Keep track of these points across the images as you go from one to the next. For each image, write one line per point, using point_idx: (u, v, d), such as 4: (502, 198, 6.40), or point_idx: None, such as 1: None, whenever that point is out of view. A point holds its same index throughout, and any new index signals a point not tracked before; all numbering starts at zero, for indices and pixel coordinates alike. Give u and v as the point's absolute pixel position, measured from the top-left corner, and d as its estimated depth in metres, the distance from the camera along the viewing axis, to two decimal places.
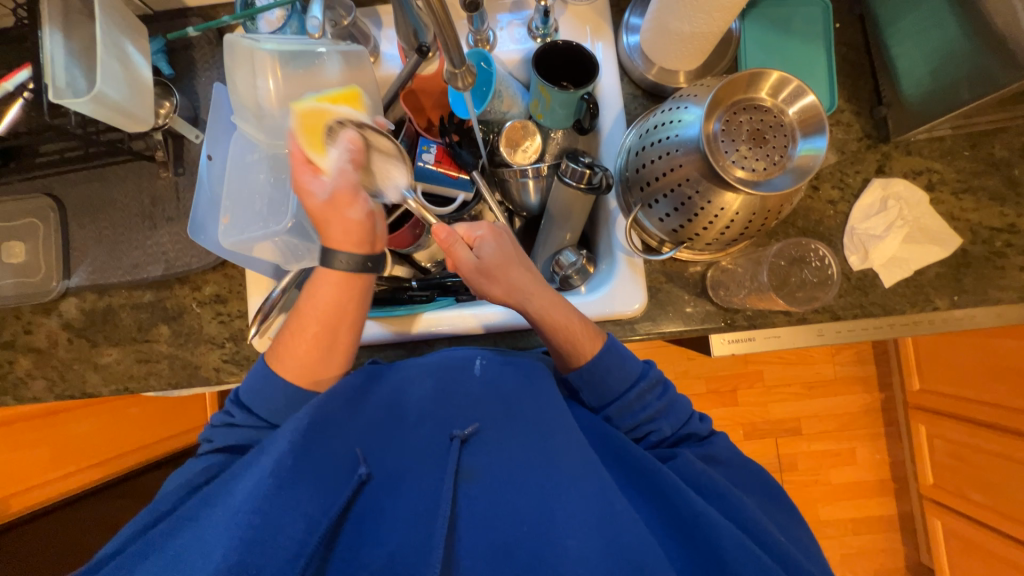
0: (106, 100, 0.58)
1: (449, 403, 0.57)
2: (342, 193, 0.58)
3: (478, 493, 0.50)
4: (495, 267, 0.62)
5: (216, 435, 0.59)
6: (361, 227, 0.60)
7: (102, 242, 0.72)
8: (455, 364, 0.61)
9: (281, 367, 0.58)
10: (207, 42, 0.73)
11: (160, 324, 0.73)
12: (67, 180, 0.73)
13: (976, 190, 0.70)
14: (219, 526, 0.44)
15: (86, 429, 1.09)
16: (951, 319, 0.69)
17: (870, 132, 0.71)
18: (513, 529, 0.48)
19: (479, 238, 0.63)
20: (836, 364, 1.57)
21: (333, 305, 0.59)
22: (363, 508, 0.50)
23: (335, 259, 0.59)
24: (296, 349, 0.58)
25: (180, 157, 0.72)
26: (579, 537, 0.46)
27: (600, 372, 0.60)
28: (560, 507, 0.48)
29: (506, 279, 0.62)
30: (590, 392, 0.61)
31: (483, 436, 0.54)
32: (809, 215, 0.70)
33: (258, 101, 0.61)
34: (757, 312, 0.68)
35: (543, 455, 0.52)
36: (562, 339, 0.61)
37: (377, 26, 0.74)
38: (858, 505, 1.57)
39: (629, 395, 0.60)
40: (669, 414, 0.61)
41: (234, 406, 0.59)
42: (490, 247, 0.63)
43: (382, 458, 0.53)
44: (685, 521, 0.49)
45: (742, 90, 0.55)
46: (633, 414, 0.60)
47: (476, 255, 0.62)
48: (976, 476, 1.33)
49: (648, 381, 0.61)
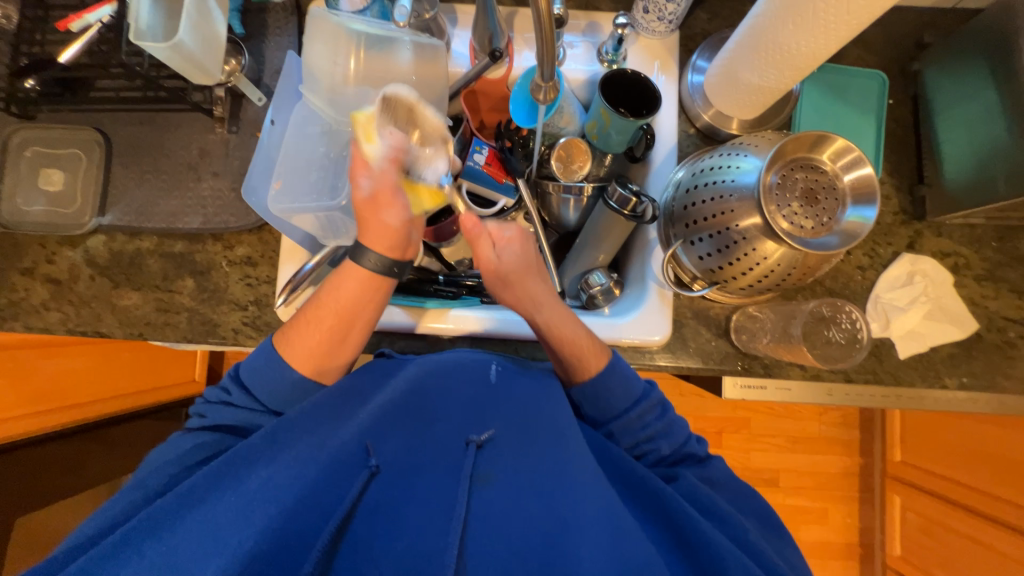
0: (182, 49, 0.59)
1: (461, 407, 0.57)
2: (383, 194, 0.59)
3: (491, 495, 0.50)
4: (512, 273, 0.63)
5: (208, 411, 0.58)
6: (396, 232, 0.60)
7: (143, 185, 0.72)
8: (468, 368, 0.61)
9: (291, 354, 0.58)
10: (283, 9, 0.73)
11: (185, 277, 0.72)
12: (119, 118, 0.73)
13: (997, 280, 0.72)
14: (236, 511, 0.44)
15: (71, 369, 1.06)
16: (956, 398, 0.71)
17: (907, 208, 0.73)
18: (526, 537, 0.47)
19: (507, 239, 0.65)
20: (821, 423, 1.59)
21: (354, 300, 0.59)
22: (371, 503, 0.49)
23: (364, 256, 0.59)
24: (310, 338, 0.58)
25: (237, 115, 0.73)
26: (593, 550, 0.45)
27: (601, 387, 0.61)
28: (574, 523, 0.48)
29: (518, 284, 0.63)
30: (590, 407, 0.62)
31: (496, 443, 0.54)
32: (837, 276, 0.72)
33: (333, 77, 0.64)
34: (774, 361, 0.70)
35: (557, 469, 0.52)
36: (571, 350, 0.61)
37: (452, 23, 0.75)
38: (822, 564, 1.59)
39: (631, 413, 0.61)
40: (668, 434, 0.61)
41: (232, 384, 0.59)
42: (512, 251, 0.64)
43: (393, 450, 0.53)
44: (689, 537, 0.49)
45: (804, 150, 0.57)
46: (633, 433, 0.61)
47: (497, 255, 0.64)
48: (943, 555, 1.35)
49: (648, 402, 0.62)
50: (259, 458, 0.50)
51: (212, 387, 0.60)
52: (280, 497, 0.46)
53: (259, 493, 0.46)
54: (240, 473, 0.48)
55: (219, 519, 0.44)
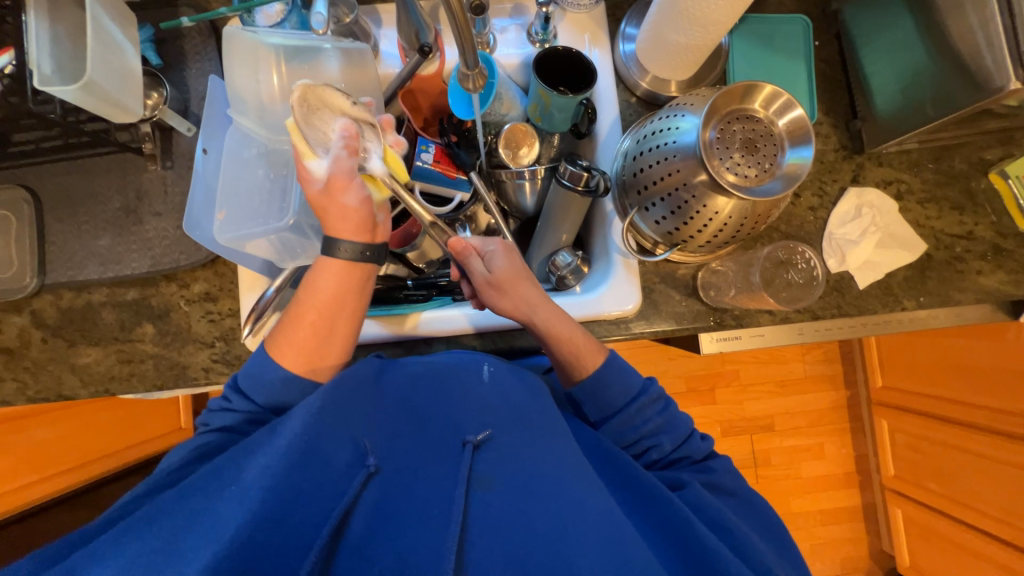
0: (95, 88, 0.56)
1: (460, 407, 0.58)
2: (337, 179, 0.55)
3: (491, 499, 0.50)
4: (506, 279, 0.62)
5: (212, 420, 0.57)
6: (359, 213, 0.57)
7: (82, 236, 0.69)
8: (461, 367, 0.62)
9: (278, 354, 0.56)
10: (199, 33, 0.71)
11: (144, 323, 0.70)
12: (43, 171, 0.69)
13: (939, 200, 0.76)
14: (230, 509, 0.43)
15: (48, 438, 1.02)
16: (916, 318, 0.75)
17: (846, 144, 0.76)
18: (529, 539, 0.48)
19: (490, 252, 0.64)
20: (806, 363, 1.65)
21: (334, 295, 0.57)
22: (370, 501, 0.49)
23: (338, 247, 0.57)
24: (294, 336, 0.56)
25: (169, 150, 0.70)
26: (593, 559, 0.46)
27: (600, 384, 0.62)
28: (576, 524, 0.48)
29: (509, 291, 0.63)
30: (591, 405, 0.63)
31: (496, 442, 0.55)
32: (791, 220, 0.75)
33: (260, 96, 0.62)
34: (744, 311, 0.72)
35: (555, 460, 0.53)
36: (565, 351, 0.62)
37: (377, 25, 0.74)
38: (825, 497, 1.66)
39: (629, 409, 0.62)
40: (668, 430, 0.63)
41: (231, 392, 0.57)
42: (499, 260, 0.64)
43: (394, 452, 0.52)
44: (691, 547, 0.49)
45: (737, 100, 0.58)
46: (636, 429, 0.62)
47: (487, 268, 0.63)
48: (933, 468, 1.42)
49: (648, 397, 0.63)
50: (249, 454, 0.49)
51: (214, 396, 0.59)
52: (276, 503, 0.44)
53: (252, 489, 0.44)
54: (234, 469, 0.48)
55: (214, 510, 0.44)
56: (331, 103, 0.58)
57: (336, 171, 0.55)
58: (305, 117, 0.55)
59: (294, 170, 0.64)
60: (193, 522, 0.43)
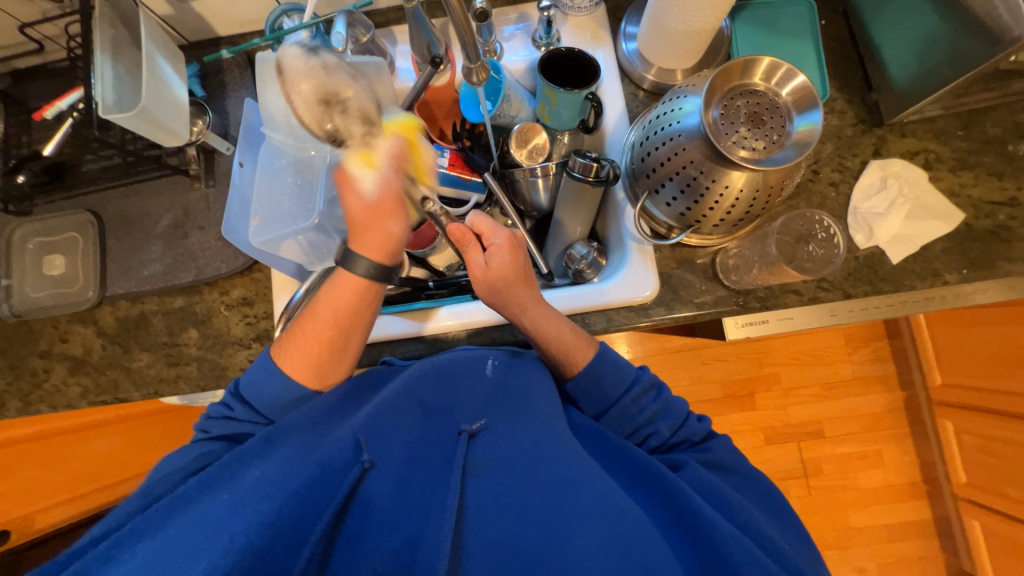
0: (148, 114, 0.63)
1: (456, 399, 0.58)
2: (385, 203, 0.59)
3: (483, 484, 0.52)
4: (499, 278, 0.60)
5: (212, 425, 0.60)
6: (393, 240, 0.60)
7: (137, 252, 0.76)
8: (466, 360, 0.61)
9: (287, 362, 0.59)
10: (237, 65, 0.79)
11: (189, 328, 0.76)
12: (106, 197, 0.78)
13: (973, 167, 0.72)
14: (222, 513, 0.45)
15: (108, 450, 1.08)
16: (962, 293, 0.70)
17: (864, 118, 0.74)
18: (520, 523, 0.49)
19: (496, 245, 0.61)
20: (853, 363, 1.55)
21: (346, 308, 0.60)
22: (368, 493, 0.50)
23: (357, 264, 0.59)
24: (305, 347, 0.59)
25: (211, 169, 0.77)
26: (586, 535, 0.46)
27: (594, 378, 0.61)
28: (569, 506, 0.48)
29: (507, 298, 0.61)
30: (586, 400, 0.62)
31: (489, 432, 0.56)
32: (811, 197, 0.73)
33: (287, 112, 0.66)
34: (768, 292, 0.70)
35: (550, 447, 0.53)
36: (557, 351, 0.62)
37: (392, 43, 0.80)
38: (890, 510, 1.52)
39: (624, 400, 0.60)
40: (665, 416, 0.61)
41: (233, 399, 0.60)
42: (499, 256, 0.61)
43: (384, 443, 0.52)
44: (687, 520, 0.48)
45: (737, 77, 0.59)
46: (633, 413, 0.61)
47: (486, 261, 0.61)
48: (1011, 471, 1.28)
49: (642, 384, 0.61)
50: (253, 458, 0.51)
51: (214, 402, 0.62)
52: (274, 503, 0.46)
53: (250, 494, 0.47)
54: (234, 472, 0.50)
55: (209, 513, 0.46)
56: (328, 82, 0.58)
57: (385, 195, 0.58)
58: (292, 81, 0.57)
59: (318, 176, 0.68)
60: (190, 529, 0.45)
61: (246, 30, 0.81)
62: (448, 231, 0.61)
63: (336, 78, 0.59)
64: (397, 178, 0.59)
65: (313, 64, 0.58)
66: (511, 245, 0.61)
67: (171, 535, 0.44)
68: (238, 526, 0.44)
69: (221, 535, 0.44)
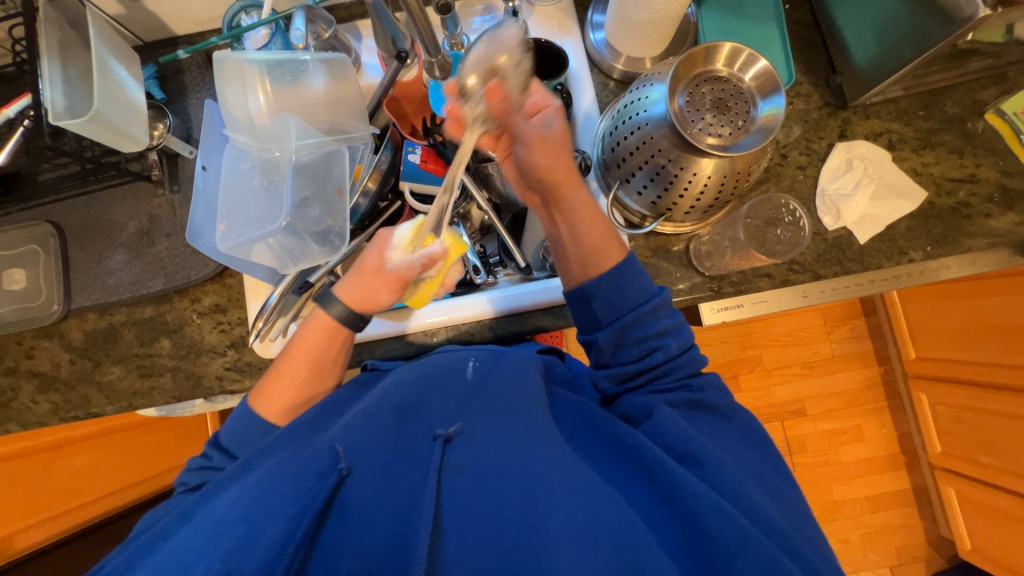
0: (103, 118, 0.61)
1: (433, 404, 0.59)
2: (389, 275, 0.58)
3: (461, 485, 0.51)
4: (547, 146, 0.58)
5: (193, 477, 0.59)
6: (373, 303, 0.60)
7: (102, 262, 0.74)
8: (449, 364, 0.65)
9: (262, 406, 0.60)
10: (196, 66, 0.77)
11: (161, 338, 0.74)
12: (66, 206, 0.75)
13: (934, 146, 0.74)
14: (200, 540, 0.45)
15: (86, 466, 1.06)
16: (927, 270, 0.72)
17: (829, 101, 0.75)
18: (499, 521, 0.48)
19: (546, 110, 0.58)
20: (832, 341, 1.59)
21: (316, 349, 0.61)
22: (347, 501, 0.50)
23: (330, 305, 0.60)
24: (279, 389, 0.60)
25: (175, 175, 0.75)
26: (561, 523, 0.46)
27: (618, 281, 0.57)
28: (547, 502, 0.48)
29: (545, 179, 0.59)
30: (604, 306, 0.58)
31: (465, 434, 0.55)
32: (781, 181, 0.74)
33: (250, 115, 0.66)
34: (742, 277, 0.71)
35: (527, 445, 0.53)
36: (594, 236, 0.59)
37: (357, 39, 0.79)
38: (871, 482, 1.57)
39: (641, 310, 0.57)
40: (677, 335, 0.58)
41: (213, 449, 0.59)
42: (552, 121, 0.58)
43: (362, 452, 0.52)
44: (661, 486, 0.47)
45: (701, 64, 0.59)
46: (644, 329, 0.57)
47: (541, 125, 0.58)
48: (983, 439, 1.33)
49: (662, 300, 0.58)
50: (229, 481, 0.50)
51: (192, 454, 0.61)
52: (252, 517, 0.46)
53: (228, 515, 0.46)
54: (212, 496, 0.49)
55: (188, 541, 0.45)
56: (506, 61, 0.52)
57: (398, 270, 0.57)
58: (478, 65, 0.51)
59: (285, 176, 0.67)
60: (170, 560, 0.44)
61: (204, 28, 0.78)
62: (524, 107, 0.57)
63: (515, 76, 0.53)
64: (415, 271, 0.57)
65: (523, 55, 0.53)
66: (564, 136, 0.60)
67: (162, 557, 0.44)
68: (217, 551, 0.44)
69: (203, 555, 0.44)
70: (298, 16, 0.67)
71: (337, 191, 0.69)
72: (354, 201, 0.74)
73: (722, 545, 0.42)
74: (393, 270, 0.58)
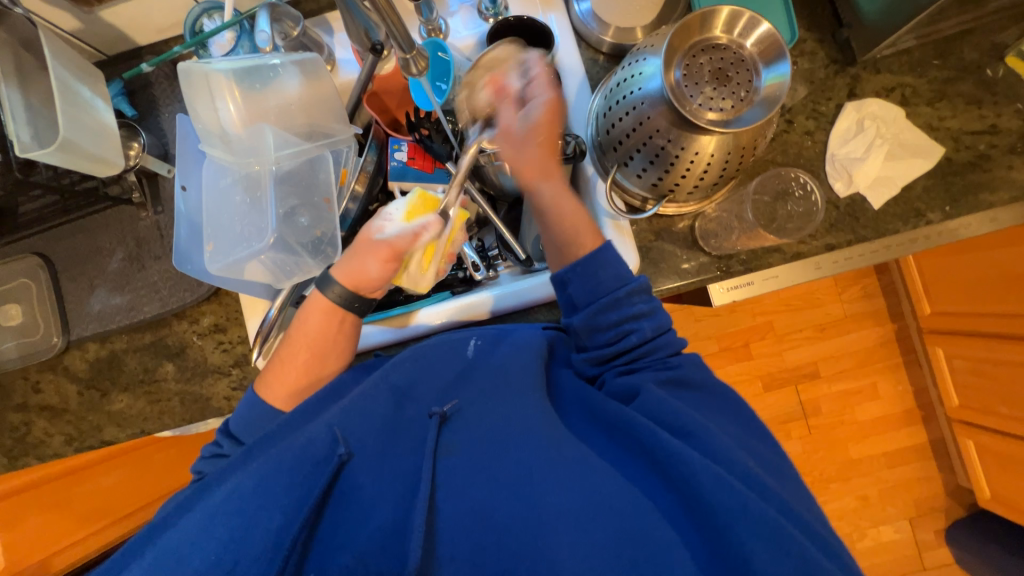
0: (71, 145, 0.59)
1: (427, 383, 0.57)
2: (382, 248, 0.57)
3: (458, 464, 0.50)
4: (538, 129, 0.56)
5: (206, 467, 0.58)
6: (371, 276, 0.58)
7: (95, 291, 0.73)
8: (447, 343, 0.61)
9: (269, 394, 0.59)
10: (164, 77, 0.74)
11: (164, 362, 0.73)
12: (50, 237, 0.73)
13: (950, 97, 0.69)
14: (200, 530, 0.44)
15: (115, 483, 1.09)
16: (947, 231, 0.68)
17: (836, 57, 0.70)
18: (493, 495, 0.47)
19: (532, 93, 0.57)
20: (844, 302, 1.56)
21: (320, 333, 0.59)
22: (348, 487, 0.49)
23: (330, 288, 0.58)
24: (286, 376, 0.59)
25: (157, 195, 0.73)
26: (558, 493, 0.46)
27: (593, 266, 0.53)
28: (540, 470, 0.48)
29: (524, 163, 0.57)
30: (578, 286, 0.54)
31: (462, 413, 0.55)
32: (788, 148, 0.70)
33: (222, 125, 0.62)
34: (750, 254, 0.68)
35: (523, 421, 0.52)
36: (567, 229, 0.57)
37: (329, 33, 0.75)
38: (889, 438, 1.56)
39: (617, 293, 0.53)
40: (652, 316, 0.54)
41: (224, 436, 0.59)
42: (537, 109, 0.56)
43: (363, 434, 0.51)
44: (653, 456, 0.46)
45: (697, 32, 0.55)
46: (620, 313, 0.53)
47: (522, 114, 0.56)
48: (1001, 390, 1.31)
49: (638, 286, 0.54)
50: (234, 469, 0.51)
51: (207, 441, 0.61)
52: (249, 508, 0.45)
53: (224, 506, 0.45)
54: (214, 487, 0.49)
55: (188, 526, 0.44)
56: (506, 64, 0.60)
57: (393, 241, 0.57)
58: (468, 77, 0.60)
59: (266, 189, 0.63)
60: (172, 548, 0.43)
61: (168, 36, 0.75)
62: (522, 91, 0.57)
63: (511, 77, 0.58)
64: (409, 238, 0.57)
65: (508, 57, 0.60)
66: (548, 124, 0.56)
67: (161, 546, 0.44)
68: (215, 541, 0.43)
69: (198, 549, 0.43)
70: (263, 16, 0.63)
71: (325, 199, 0.66)
72: (342, 207, 0.71)
73: (720, 511, 0.40)
74: (386, 240, 0.57)
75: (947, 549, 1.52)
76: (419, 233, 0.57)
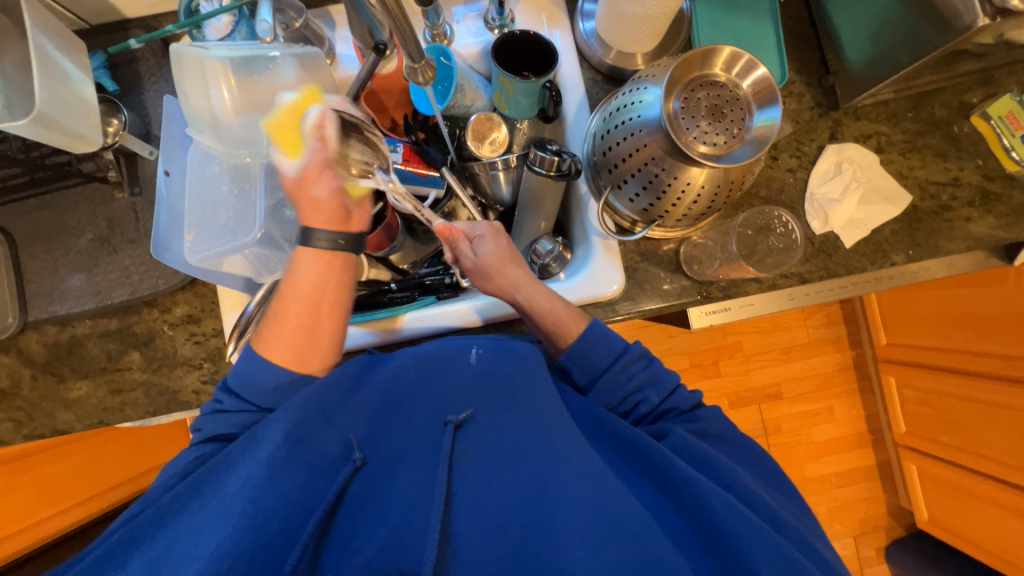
0: (47, 119, 0.56)
1: (440, 389, 0.55)
2: (309, 170, 0.55)
3: (471, 473, 0.49)
4: (490, 266, 0.62)
5: (204, 423, 0.54)
6: (331, 204, 0.56)
7: (58, 271, 0.69)
8: (448, 353, 0.58)
9: (269, 350, 0.54)
10: (151, 53, 0.71)
11: (131, 351, 0.70)
12: (12, 210, 0.69)
13: (920, 149, 0.74)
14: (211, 525, 0.43)
15: (59, 471, 1.02)
16: (908, 273, 0.73)
17: (821, 101, 0.74)
18: (507, 505, 0.47)
19: (479, 237, 0.64)
20: (809, 328, 1.63)
21: (314, 285, 0.55)
22: (356, 494, 0.49)
23: (314, 237, 0.55)
24: (282, 330, 0.54)
25: (134, 176, 0.70)
26: (573, 511, 0.46)
27: (584, 351, 0.58)
28: (555, 485, 0.48)
29: (495, 287, 0.63)
30: (579, 369, 0.59)
31: (475, 422, 0.53)
32: (771, 184, 0.73)
33: (212, 111, 0.60)
34: (730, 282, 0.70)
35: (538, 433, 0.52)
36: (548, 325, 0.60)
37: (330, 27, 0.74)
38: (840, 459, 1.65)
39: (614, 368, 0.58)
40: (655, 384, 0.58)
41: (222, 392, 0.54)
42: (487, 246, 0.64)
43: (377, 442, 0.52)
44: (667, 481, 0.48)
45: (697, 67, 0.57)
46: (621, 387, 0.58)
47: (475, 253, 0.64)
48: (944, 420, 1.41)
49: (632, 354, 0.58)
50: (238, 459, 0.48)
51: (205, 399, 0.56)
52: (263, 500, 0.44)
53: (238, 499, 0.44)
54: (221, 476, 0.47)
55: (198, 526, 0.43)
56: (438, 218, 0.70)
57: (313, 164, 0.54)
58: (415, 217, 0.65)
59: (256, 184, 0.63)
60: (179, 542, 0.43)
61: (158, 11, 0.72)
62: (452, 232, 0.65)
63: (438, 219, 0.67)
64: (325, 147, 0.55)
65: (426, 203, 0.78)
66: (499, 257, 0.63)
67: (164, 545, 0.43)
68: (226, 532, 0.42)
69: (209, 537, 0.42)
70: (262, 4, 0.55)
71: None
72: None
73: (737, 539, 0.42)
74: (304, 166, 0.54)
75: (886, 566, 1.61)
76: (319, 132, 0.54)
